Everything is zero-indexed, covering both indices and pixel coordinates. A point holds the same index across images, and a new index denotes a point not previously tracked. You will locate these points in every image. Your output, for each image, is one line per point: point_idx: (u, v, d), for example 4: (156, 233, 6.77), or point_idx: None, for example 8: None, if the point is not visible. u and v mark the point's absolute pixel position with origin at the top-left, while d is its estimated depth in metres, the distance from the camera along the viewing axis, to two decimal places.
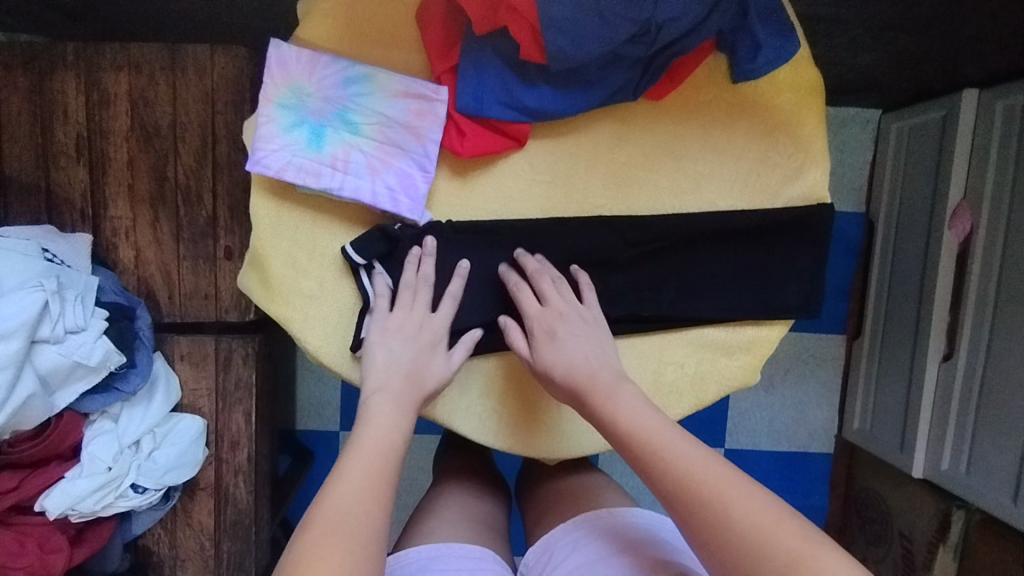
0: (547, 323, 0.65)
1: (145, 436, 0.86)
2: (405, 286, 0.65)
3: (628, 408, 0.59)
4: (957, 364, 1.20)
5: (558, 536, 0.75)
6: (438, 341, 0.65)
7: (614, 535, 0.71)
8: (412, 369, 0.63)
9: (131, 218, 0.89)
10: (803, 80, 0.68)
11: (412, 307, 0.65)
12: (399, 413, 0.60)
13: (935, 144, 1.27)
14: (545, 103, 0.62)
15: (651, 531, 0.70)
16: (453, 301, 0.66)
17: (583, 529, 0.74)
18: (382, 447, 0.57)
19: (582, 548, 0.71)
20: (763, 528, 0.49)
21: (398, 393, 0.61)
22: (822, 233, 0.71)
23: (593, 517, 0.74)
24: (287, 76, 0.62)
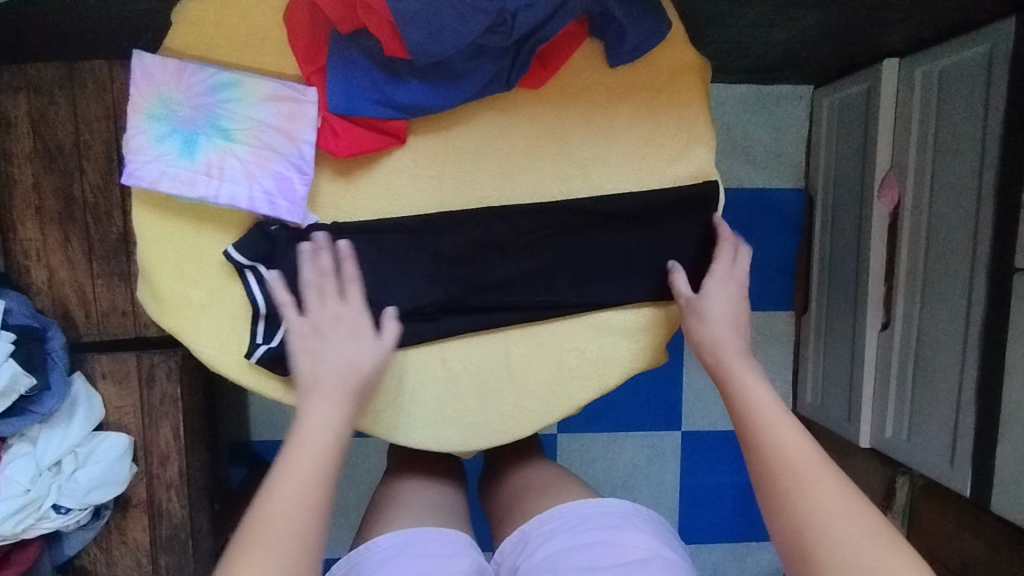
0: (723, 285, 0.70)
1: (66, 457, 0.86)
2: (308, 284, 0.65)
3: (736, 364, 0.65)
4: (894, 332, 1.21)
5: (535, 524, 0.72)
6: (358, 330, 0.64)
7: (588, 524, 0.68)
8: (351, 356, 0.63)
9: (41, 239, 0.88)
10: (680, 60, 0.69)
11: (340, 300, 0.65)
12: (336, 415, 0.60)
13: (861, 117, 1.28)
14: (417, 98, 0.62)
15: (629, 520, 0.68)
16: (355, 284, 0.65)
17: (560, 518, 0.71)
18: (315, 451, 0.58)
19: (557, 537, 0.68)
20: (830, 507, 0.54)
21: (332, 389, 0.62)
22: (713, 211, 0.72)
23: (569, 507, 0.72)
24: (154, 87, 0.62)
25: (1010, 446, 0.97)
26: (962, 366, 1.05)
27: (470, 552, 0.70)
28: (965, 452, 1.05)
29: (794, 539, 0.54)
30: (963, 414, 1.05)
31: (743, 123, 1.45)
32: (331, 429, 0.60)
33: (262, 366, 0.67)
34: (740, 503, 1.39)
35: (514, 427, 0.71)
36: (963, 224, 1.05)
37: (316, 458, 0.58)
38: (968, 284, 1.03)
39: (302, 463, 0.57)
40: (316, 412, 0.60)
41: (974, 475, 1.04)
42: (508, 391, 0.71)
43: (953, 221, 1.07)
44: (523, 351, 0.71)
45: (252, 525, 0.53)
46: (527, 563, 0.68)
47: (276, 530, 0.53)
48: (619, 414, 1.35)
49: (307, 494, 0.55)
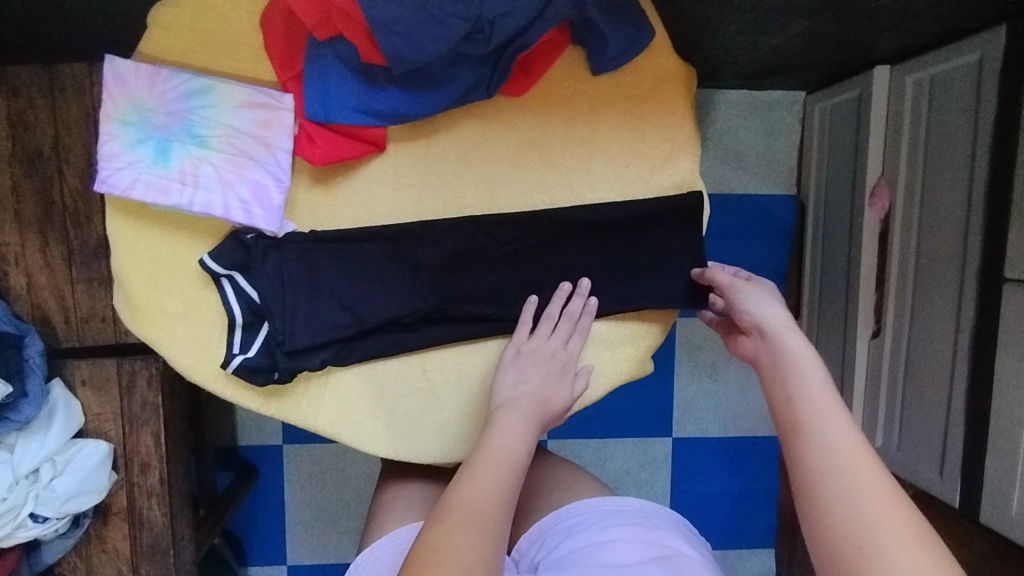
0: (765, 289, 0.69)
1: (44, 465, 0.85)
2: (547, 318, 0.68)
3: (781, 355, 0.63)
4: (885, 341, 1.20)
5: (553, 520, 0.71)
6: (568, 370, 0.67)
7: (609, 520, 0.68)
8: (539, 390, 0.65)
9: (20, 244, 0.87)
10: (664, 68, 0.68)
11: (550, 337, 0.67)
12: (525, 430, 0.63)
13: (853, 123, 1.27)
14: (395, 106, 0.62)
15: (648, 517, 0.68)
16: (583, 337, 0.69)
17: (580, 516, 0.70)
18: (513, 454, 0.61)
19: (577, 533, 0.67)
20: (879, 522, 0.50)
21: (524, 410, 0.64)
22: (698, 221, 0.71)
23: (587, 504, 0.71)
24: (127, 93, 0.61)
25: (998, 457, 0.97)
26: (951, 376, 1.05)
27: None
28: (954, 462, 1.05)
29: (837, 552, 0.51)
30: (952, 424, 1.05)
31: (735, 128, 1.44)
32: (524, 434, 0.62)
33: (237, 376, 0.66)
34: (731, 511, 1.38)
35: None
36: (953, 234, 1.04)
37: (509, 460, 0.60)
38: (958, 293, 1.03)
39: (499, 462, 0.60)
40: (517, 421, 0.63)
41: (963, 485, 1.03)
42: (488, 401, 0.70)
43: (943, 230, 1.06)
44: None
45: (451, 510, 0.55)
46: (547, 558, 0.66)
47: (480, 520, 0.55)
48: (609, 420, 1.34)
49: (500, 490, 0.58)
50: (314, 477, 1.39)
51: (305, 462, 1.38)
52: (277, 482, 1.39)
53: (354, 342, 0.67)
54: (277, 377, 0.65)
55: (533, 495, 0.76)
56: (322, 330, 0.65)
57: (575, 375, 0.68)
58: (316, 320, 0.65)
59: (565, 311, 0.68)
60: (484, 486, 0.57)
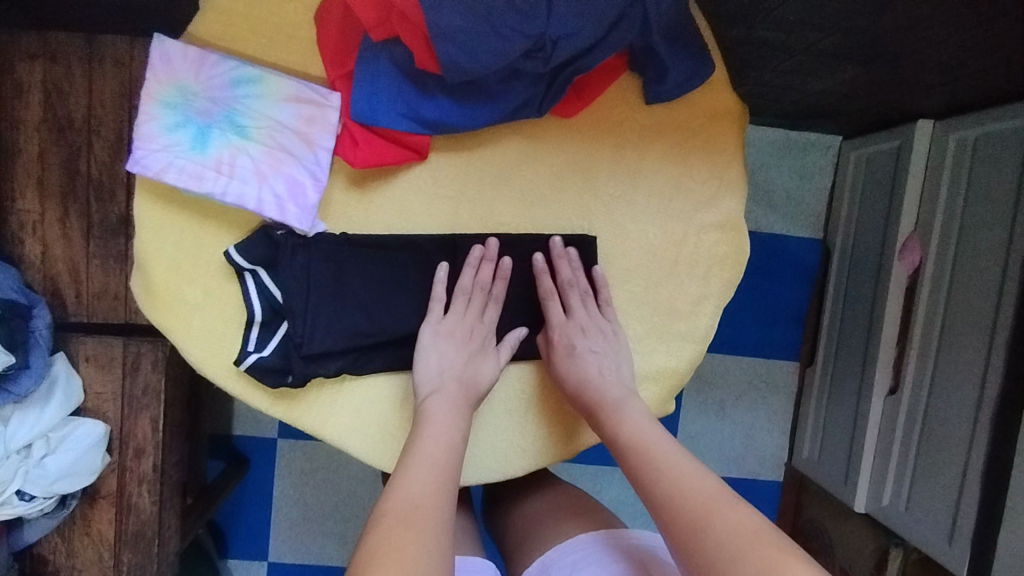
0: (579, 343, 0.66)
1: (37, 441, 0.83)
2: (458, 292, 0.66)
3: (633, 421, 0.63)
4: (902, 398, 1.18)
5: (558, 555, 0.68)
6: (489, 343, 0.67)
7: (614, 556, 0.65)
8: (462, 373, 0.64)
9: (39, 212, 0.85)
10: (720, 104, 0.66)
11: (465, 313, 0.66)
12: (458, 415, 0.63)
13: (889, 174, 1.25)
14: (443, 115, 0.60)
15: (656, 554, 0.65)
16: (497, 305, 0.67)
17: (584, 549, 0.66)
18: (447, 441, 0.61)
19: (584, 570, 0.64)
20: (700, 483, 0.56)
21: (453, 392, 0.63)
22: (737, 264, 0.68)
23: (592, 537, 0.68)
24: (172, 74, 0.59)
25: (1012, 535, 0.94)
26: (969, 444, 1.02)
27: None
28: (965, 531, 1.02)
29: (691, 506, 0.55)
30: (967, 492, 1.02)
31: (767, 167, 1.43)
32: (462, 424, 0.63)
33: (250, 375, 0.63)
34: None
35: (511, 466, 0.68)
36: (984, 298, 1.02)
37: (444, 453, 0.60)
38: (985, 359, 1.00)
39: (435, 450, 0.59)
40: (451, 405, 0.63)
41: (972, 558, 1.00)
42: (504, 428, 0.68)
43: (975, 292, 1.04)
44: (526, 388, 0.69)
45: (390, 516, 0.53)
46: None
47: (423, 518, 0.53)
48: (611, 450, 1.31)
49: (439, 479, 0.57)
50: (306, 475, 1.36)
51: (298, 459, 1.36)
52: (267, 476, 1.36)
53: (372, 351, 0.65)
54: (291, 381, 0.63)
55: (535, 527, 0.74)
56: (340, 337, 0.63)
57: (498, 347, 0.67)
58: (336, 325, 0.63)
59: (476, 281, 0.66)
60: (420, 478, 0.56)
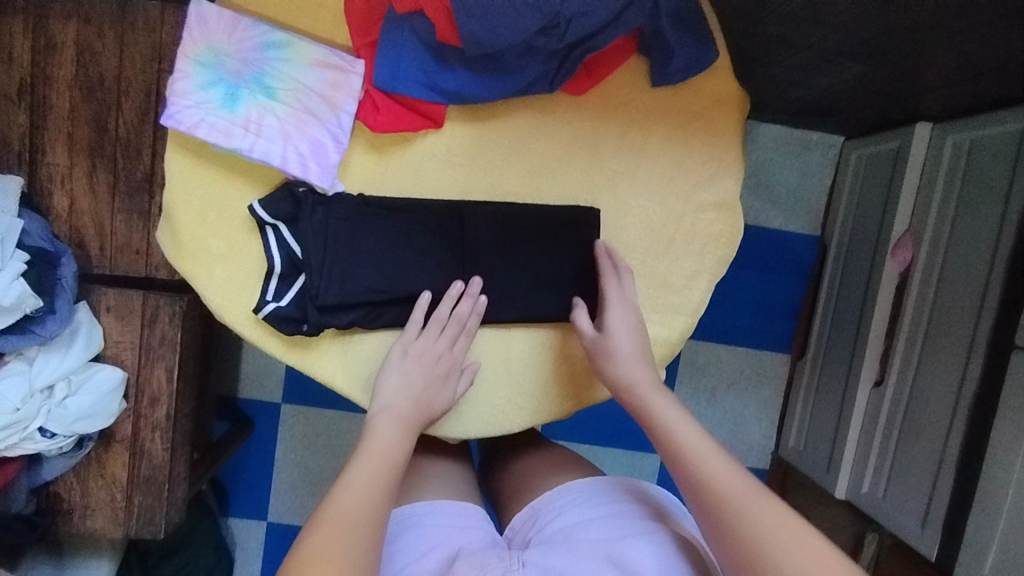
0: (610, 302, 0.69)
1: (60, 382, 0.86)
2: (434, 319, 0.69)
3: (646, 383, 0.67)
4: (886, 389, 1.22)
5: (547, 500, 0.73)
6: (453, 371, 0.69)
7: (599, 498, 0.70)
8: (417, 399, 0.67)
9: (68, 166, 0.89)
10: (722, 89, 0.69)
11: (438, 338, 0.68)
12: (404, 433, 0.66)
13: (886, 174, 1.29)
14: (460, 86, 0.63)
15: (638, 496, 0.70)
16: (469, 338, 0.70)
17: (571, 494, 0.72)
18: (390, 458, 0.64)
19: (571, 511, 0.69)
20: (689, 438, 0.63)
21: (403, 416, 0.67)
22: (731, 242, 0.72)
23: (579, 484, 0.73)
24: (206, 34, 0.62)
25: (981, 522, 0.98)
26: (946, 435, 1.06)
27: (484, 524, 0.72)
28: (937, 517, 1.06)
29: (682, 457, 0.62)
30: (941, 480, 1.06)
31: (769, 162, 1.46)
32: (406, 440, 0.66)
33: (268, 323, 0.68)
34: None
35: (509, 422, 0.72)
36: (970, 295, 1.06)
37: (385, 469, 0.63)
38: (966, 354, 1.04)
39: (376, 462, 0.63)
40: (397, 431, 0.66)
41: (943, 543, 1.05)
42: (504, 387, 0.72)
43: (960, 289, 1.08)
44: (524, 349, 0.72)
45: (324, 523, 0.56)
46: (540, 534, 0.68)
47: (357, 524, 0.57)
48: (604, 428, 1.35)
49: (375, 492, 0.60)
50: (308, 439, 1.41)
51: (301, 423, 1.41)
52: (269, 438, 1.41)
53: (383, 307, 0.69)
54: (306, 330, 0.67)
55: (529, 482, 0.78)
56: (354, 291, 0.67)
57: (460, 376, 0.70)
58: (351, 280, 0.67)
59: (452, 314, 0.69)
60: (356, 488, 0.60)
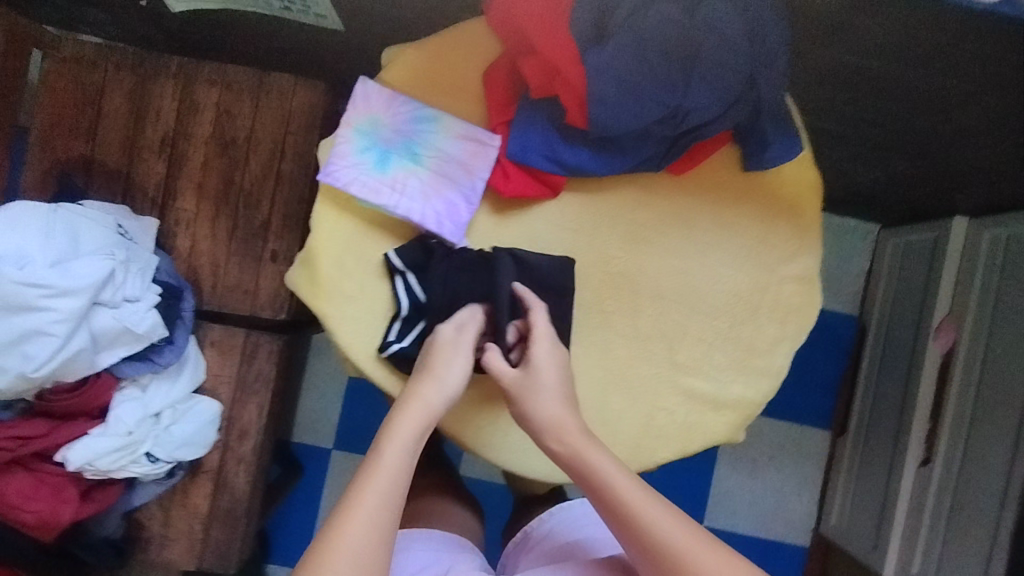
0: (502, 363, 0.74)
1: (166, 410, 0.91)
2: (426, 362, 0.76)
3: (549, 401, 0.71)
4: (934, 468, 1.25)
5: (532, 525, 0.89)
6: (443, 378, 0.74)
7: (573, 520, 0.86)
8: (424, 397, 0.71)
9: (195, 212, 0.98)
10: (804, 177, 0.79)
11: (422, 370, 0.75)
12: (416, 424, 0.69)
13: (926, 261, 1.36)
14: (581, 162, 0.73)
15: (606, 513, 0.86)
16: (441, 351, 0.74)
17: (550, 518, 0.88)
18: (408, 449, 0.67)
19: (552, 533, 0.85)
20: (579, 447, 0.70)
21: (418, 405, 0.69)
22: (810, 313, 0.79)
23: (558, 509, 0.89)
24: (368, 107, 0.73)
25: None
26: (995, 520, 1.08)
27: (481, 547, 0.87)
28: None
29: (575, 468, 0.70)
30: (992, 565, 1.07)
31: None
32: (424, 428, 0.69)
33: (390, 361, 0.75)
34: None
35: None
36: (1016, 380, 1.10)
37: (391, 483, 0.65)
38: (1014, 438, 1.08)
39: (396, 451, 0.67)
40: (417, 421, 0.69)
41: None
42: (599, 436, 0.78)
43: (1005, 374, 1.13)
44: (618, 402, 0.78)
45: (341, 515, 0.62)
46: (531, 555, 0.85)
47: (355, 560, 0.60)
48: None
49: (397, 485, 0.65)
50: None
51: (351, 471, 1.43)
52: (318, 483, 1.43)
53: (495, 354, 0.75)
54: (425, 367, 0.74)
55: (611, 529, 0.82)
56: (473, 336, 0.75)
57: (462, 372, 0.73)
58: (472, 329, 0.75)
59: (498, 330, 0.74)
60: (379, 481, 0.64)
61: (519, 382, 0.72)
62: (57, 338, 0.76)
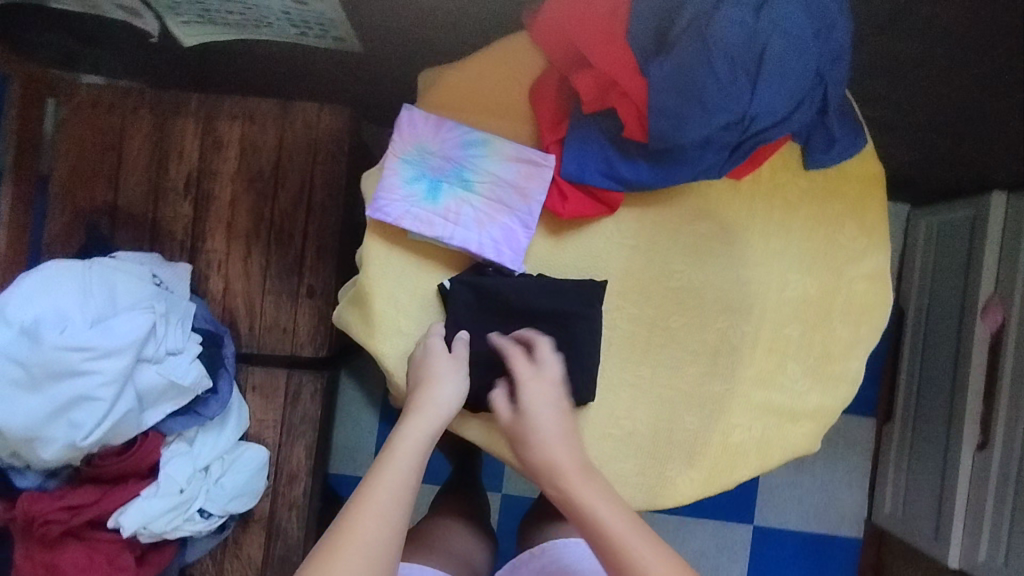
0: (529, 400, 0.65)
1: (215, 462, 0.87)
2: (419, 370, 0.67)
3: (544, 425, 0.63)
4: (993, 453, 1.16)
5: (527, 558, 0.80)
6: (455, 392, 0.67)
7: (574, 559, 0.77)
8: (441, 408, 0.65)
9: (225, 252, 0.95)
10: (868, 172, 0.75)
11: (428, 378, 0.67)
12: (429, 432, 0.62)
13: (965, 237, 1.27)
14: (640, 176, 0.69)
15: None
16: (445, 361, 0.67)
17: (550, 553, 0.79)
18: (417, 455, 0.60)
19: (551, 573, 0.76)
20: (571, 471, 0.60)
21: (431, 414, 0.63)
22: (882, 311, 0.76)
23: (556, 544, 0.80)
24: (415, 136, 0.70)
25: None
26: None
27: None
28: None
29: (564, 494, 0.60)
30: None
31: None
32: (433, 436, 0.62)
33: None
34: None
35: (681, 490, 0.74)
36: None
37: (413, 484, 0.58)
38: None
39: (404, 458, 0.59)
40: (426, 428, 0.62)
41: None
42: (676, 458, 0.74)
43: None
44: (694, 421, 0.74)
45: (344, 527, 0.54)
46: None
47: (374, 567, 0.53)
48: None
49: (404, 492, 0.57)
50: None
51: None
52: None
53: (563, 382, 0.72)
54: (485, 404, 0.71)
55: None
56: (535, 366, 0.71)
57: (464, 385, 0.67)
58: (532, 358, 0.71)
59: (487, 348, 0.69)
60: (383, 489, 0.57)
61: (515, 426, 0.64)
62: (105, 401, 0.73)
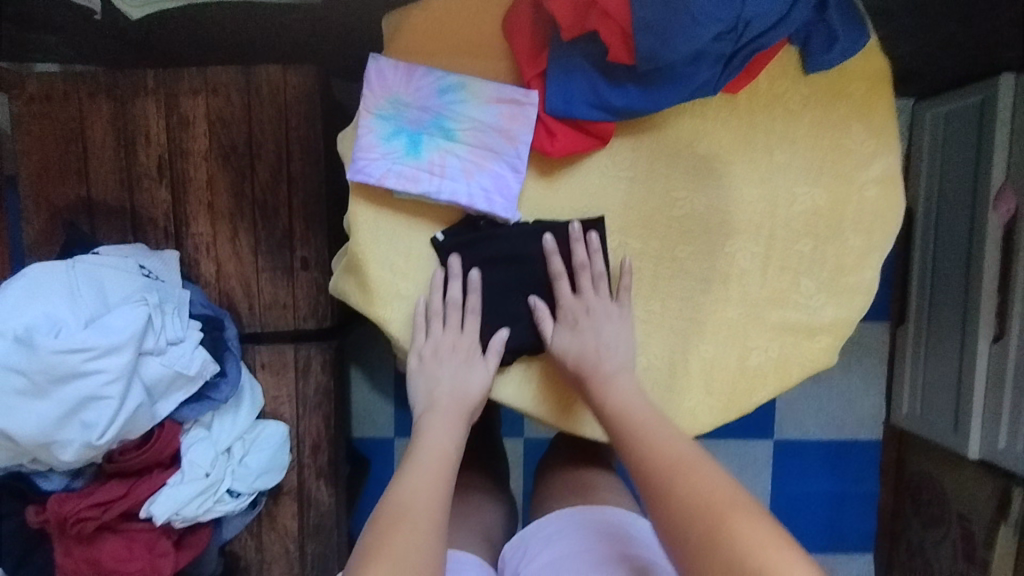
0: (573, 315, 0.70)
1: (235, 443, 0.88)
2: (434, 314, 0.70)
3: (602, 367, 0.68)
4: (1010, 343, 1.12)
5: (538, 540, 0.67)
6: (473, 353, 0.70)
7: (588, 527, 0.67)
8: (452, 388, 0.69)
9: (211, 233, 0.92)
10: (873, 68, 0.70)
11: (444, 329, 0.70)
12: (450, 426, 0.68)
13: (975, 128, 1.19)
14: (630, 102, 0.65)
15: (625, 527, 0.67)
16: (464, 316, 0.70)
17: (561, 524, 0.68)
18: (444, 450, 0.65)
19: (561, 539, 0.66)
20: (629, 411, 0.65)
21: (448, 408, 0.69)
22: (895, 215, 0.72)
23: (569, 513, 0.70)
24: (386, 88, 0.66)
25: None
26: None
27: (477, 564, 0.67)
28: None
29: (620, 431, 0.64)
30: None
31: None
32: (456, 433, 0.68)
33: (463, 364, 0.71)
34: (833, 513, 1.48)
35: (700, 419, 0.73)
36: None
37: (442, 455, 0.65)
38: None
39: (434, 448, 0.65)
40: (448, 424, 0.68)
41: None
42: (693, 389, 0.72)
43: None
44: (708, 349, 0.72)
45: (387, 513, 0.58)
46: (529, 567, 0.64)
47: (411, 519, 0.57)
48: None
49: (438, 481, 0.62)
50: None
51: None
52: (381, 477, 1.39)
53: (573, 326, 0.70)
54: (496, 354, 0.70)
55: None
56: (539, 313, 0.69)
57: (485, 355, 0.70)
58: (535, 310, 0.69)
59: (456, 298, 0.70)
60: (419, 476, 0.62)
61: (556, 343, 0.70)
62: (113, 400, 0.72)
